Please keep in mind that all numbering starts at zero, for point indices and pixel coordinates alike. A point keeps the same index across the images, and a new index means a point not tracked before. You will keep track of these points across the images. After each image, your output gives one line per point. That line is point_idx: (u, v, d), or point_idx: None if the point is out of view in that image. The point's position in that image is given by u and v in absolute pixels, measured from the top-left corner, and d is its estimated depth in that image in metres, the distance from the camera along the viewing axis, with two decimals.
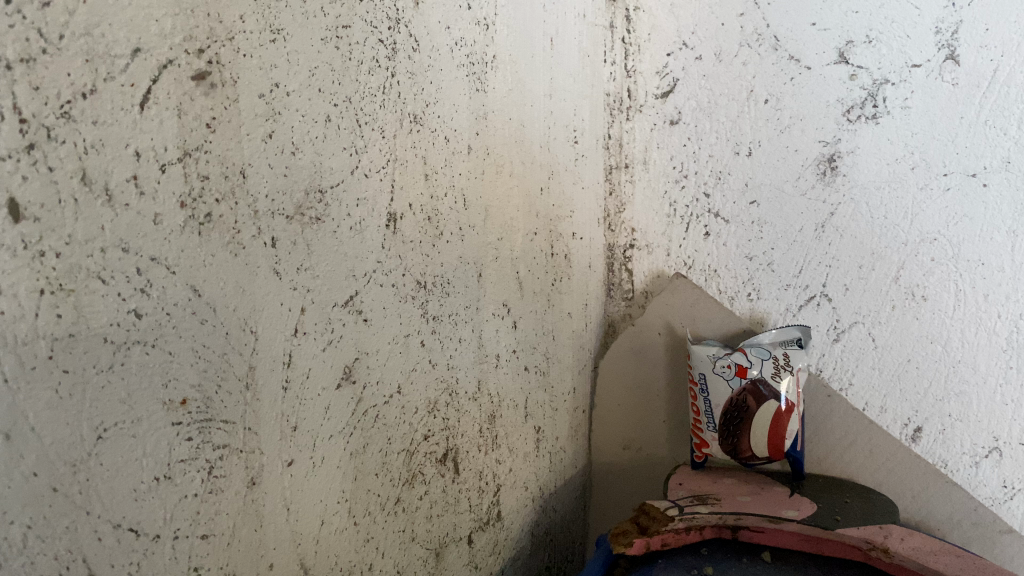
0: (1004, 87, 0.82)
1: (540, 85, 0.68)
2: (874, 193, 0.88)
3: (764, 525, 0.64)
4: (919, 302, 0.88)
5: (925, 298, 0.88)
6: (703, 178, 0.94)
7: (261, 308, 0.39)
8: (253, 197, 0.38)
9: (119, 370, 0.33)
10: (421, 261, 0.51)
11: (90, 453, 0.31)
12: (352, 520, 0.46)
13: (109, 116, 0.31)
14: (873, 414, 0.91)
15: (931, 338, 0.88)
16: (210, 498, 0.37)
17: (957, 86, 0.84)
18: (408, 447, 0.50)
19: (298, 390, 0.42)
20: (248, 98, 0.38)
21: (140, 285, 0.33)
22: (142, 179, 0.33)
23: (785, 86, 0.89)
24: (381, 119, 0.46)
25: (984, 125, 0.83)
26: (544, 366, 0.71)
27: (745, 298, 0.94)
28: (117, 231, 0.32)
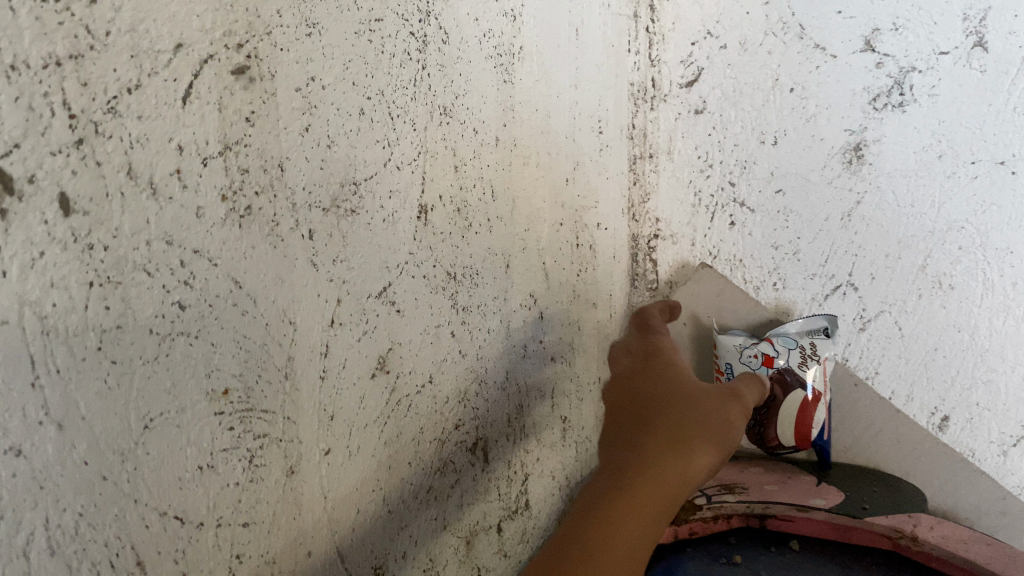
0: None
1: (564, 76, 0.68)
2: (901, 181, 0.86)
3: (793, 515, 0.61)
4: (947, 291, 0.85)
5: (952, 287, 0.85)
6: (728, 167, 0.90)
7: (301, 299, 0.40)
8: (290, 189, 0.39)
9: (164, 361, 0.33)
10: (451, 252, 0.51)
11: (137, 442, 0.32)
12: (386, 509, 0.46)
13: (154, 111, 0.32)
14: (898, 403, 0.86)
15: (959, 326, 0.85)
16: (251, 487, 0.38)
17: (986, 74, 0.83)
18: (439, 437, 0.51)
19: (335, 380, 0.42)
20: (285, 91, 0.38)
21: (184, 277, 0.34)
22: (185, 173, 0.33)
23: (811, 75, 0.87)
24: (412, 111, 0.47)
25: (1013, 111, 0.83)
26: (570, 357, 0.70)
27: (770, 288, 0.89)
28: (162, 225, 0.33)
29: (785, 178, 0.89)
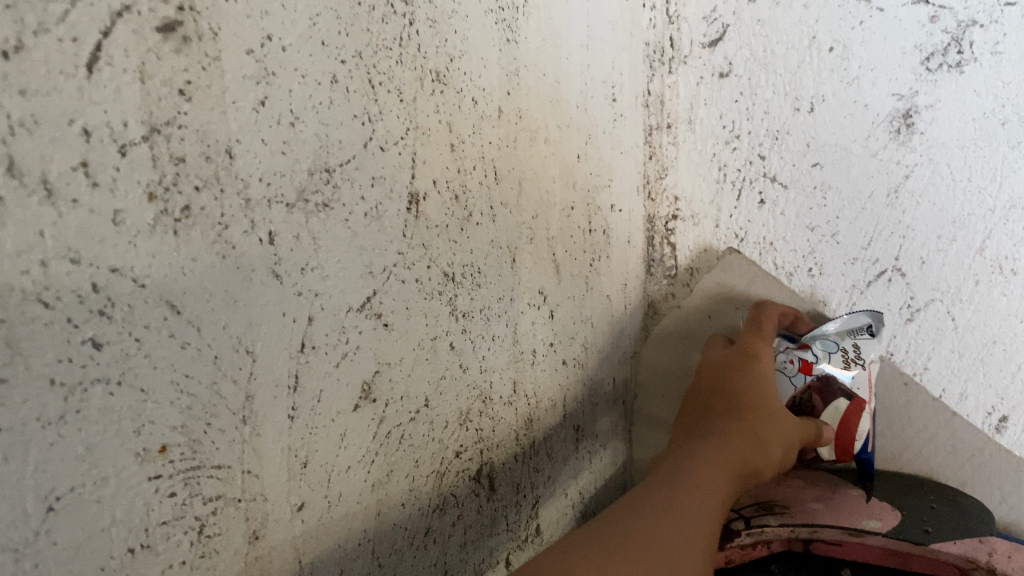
0: None
1: (576, 35, 0.60)
2: (957, 153, 0.77)
3: (844, 538, 0.71)
4: (1008, 276, 0.78)
5: (1015, 271, 0.78)
6: (759, 138, 0.86)
7: (260, 322, 0.31)
8: (242, 181, 0.30)
9: (74, 420, 0.25)
10: (448, 249, 0.43)
11: (39, 532, 0.24)
12: (376, 563, 0.39)
13: (45, 83, 0.23)
14: (952, 401, 0.84)
15: (1022, 317, 0.79)
16: (202, 564, 0.30)
17: None
18: (437, 468, 0.45)
19: (308, 418, 0.34)
20: (233, 55, 0.29)
21: (98, 306, 0.25)
22: (95, 167, 0.25)
23: (853, 31, 0.78)
24: (398, 77, 0.38)
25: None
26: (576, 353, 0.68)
27: (806, 274, 0.87)
28: (63, 238, 0.24)
29: (823, 150, 0.83)
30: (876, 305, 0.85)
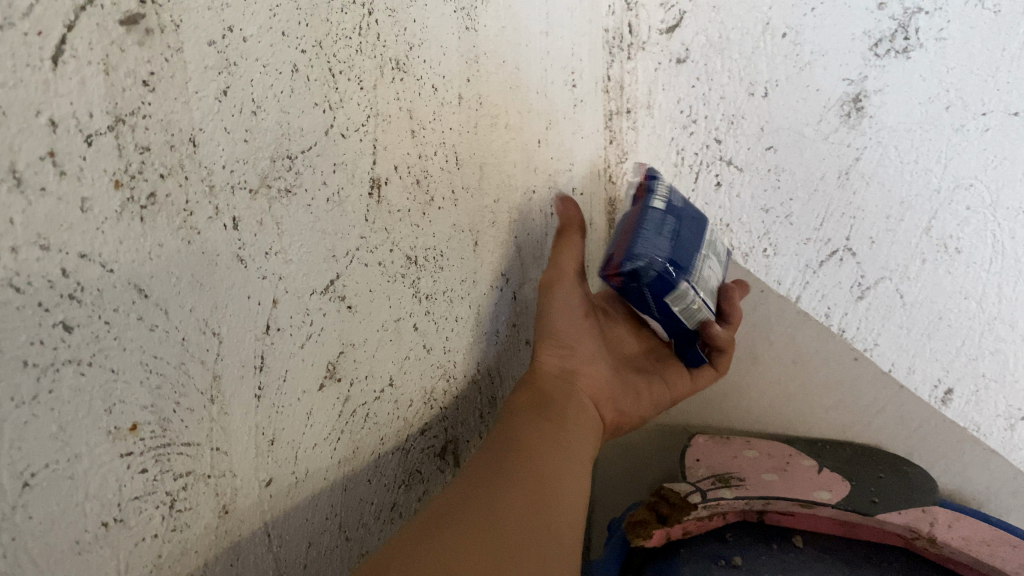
0: None
1: (536, 23, 0.62)
2: (903, 135, 0.81)
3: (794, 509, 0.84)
4: (953, 254, 0.81)
5: (959, 250, 0.81)
6: (714, 122, 0.90)
7: (226, 305, 0.32)
8: (207, 169, 0.31)
9: (47, 400, 0.26)
10: (410, 232, 0.45)
11: (16, 506, 0.25)
12: (343, 536, 0.41)
13: (11, 76, 0.24)
14: (901, 374, 0.87)
15: (966, 293, 0.82)
16: (174, 537, 0.31)
17: (1001, 15, 0.76)
18: (402, 445, 0.47)
19: (274, 397, 0.35)
20: (195, 46, 0.30)
21: (68, 290, 0.26)
22: (62, 156, 0.26)
23: (806, 18, 0.83)
24: (359, 66, 0.39)
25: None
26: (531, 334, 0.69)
27: (761, 254, 0.89)
28: (32, 225, 0.25)
29: (777, 134, 0.87)
30: (830, 283, 0.87)
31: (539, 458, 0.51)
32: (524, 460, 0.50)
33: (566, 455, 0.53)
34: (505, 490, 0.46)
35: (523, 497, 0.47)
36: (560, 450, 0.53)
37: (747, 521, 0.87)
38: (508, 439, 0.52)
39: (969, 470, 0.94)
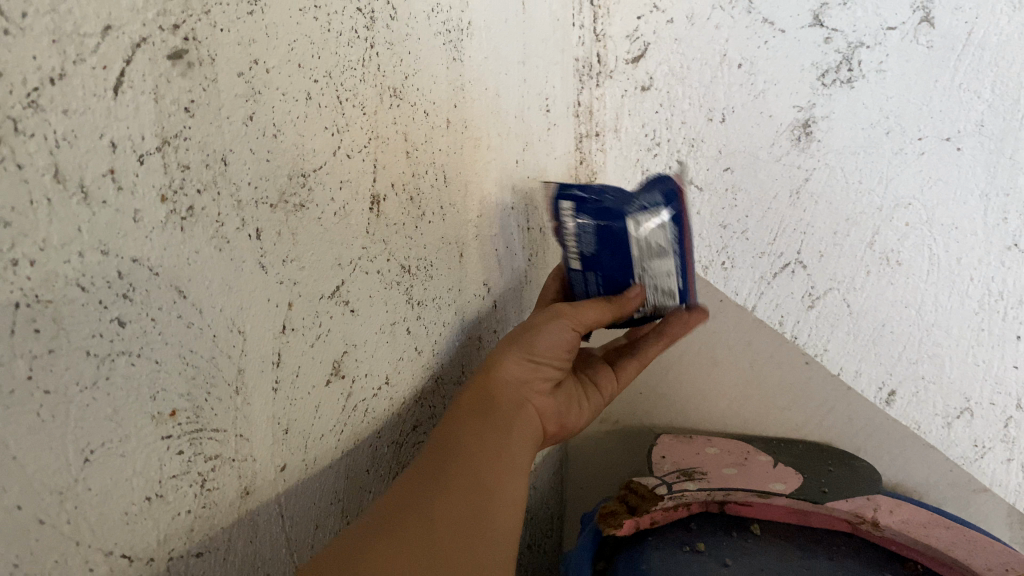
0: (979, 49, 0.81)
1: (513, 52, 0.66)
2: (849, 158, 0.89)
3: (753, 500, 0.88)
4: (895, 267, 0.90)
5: (899, 263, 0.89)
6: (677, 145, 0.97)
7: (249, 306, 0.36)
8: (235, 185, 0.35)
9: (104, 385, 0.29)
10: (404, 244, 0.49)
11: (77, 479, 0.28)
12: (346, 521, 0.47)
13: (82, 104, 0.27)
14: (849, 377, 0.96)
15: (906, 302, 0.90)
16: (204, 513, 0.35)
17: (933, 49, 0.82)
18: (397, 439, 0.52)
19: (289, 390, 0.39)
20: (227, 76, 0.34)
21: (122, 290, 0.30)
22: (120, 173, 0.29)
23: (758, 50, 0.89)
24: (361, 94, 0.43)
25: (959, 88, 0.83)
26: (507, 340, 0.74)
27: (719, 267, 0.98)
28: (96, 233, 0.28)
29: (734, 158, 0.94)
30: (783, 293, 0.96)
31: (478, 471, 0.50)
32: (460, 472, 0.50)
33: (508, 466, 0.53)
34: (432, 503, 0.47)
35: (454, 512, 0.47)
36: (501, 460, 0.53)
37: (708, 513, 0.90)
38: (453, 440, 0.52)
39: (910, 465, 1.01)
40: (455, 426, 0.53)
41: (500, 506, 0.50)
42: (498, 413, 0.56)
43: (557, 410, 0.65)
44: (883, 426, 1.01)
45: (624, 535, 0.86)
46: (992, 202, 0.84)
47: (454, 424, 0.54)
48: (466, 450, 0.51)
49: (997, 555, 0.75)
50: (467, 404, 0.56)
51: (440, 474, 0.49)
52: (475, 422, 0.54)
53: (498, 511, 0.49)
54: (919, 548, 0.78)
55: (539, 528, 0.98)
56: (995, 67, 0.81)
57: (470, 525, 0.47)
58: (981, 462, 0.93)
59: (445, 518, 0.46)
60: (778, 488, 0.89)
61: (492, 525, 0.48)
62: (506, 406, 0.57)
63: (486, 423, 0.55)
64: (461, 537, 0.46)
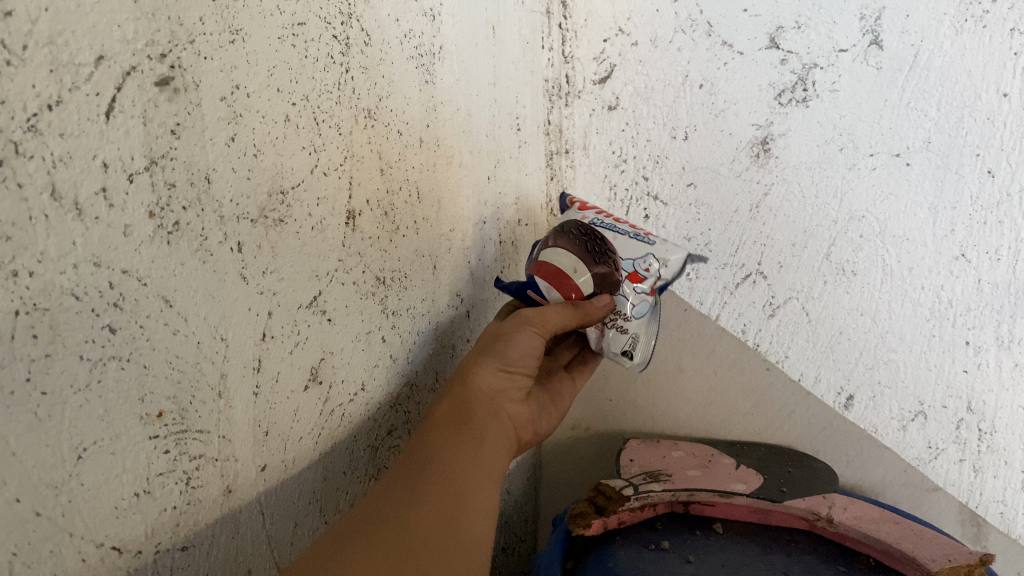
0: (923, 71, 0.87)
1: (484, 73, 0.69)
2: (805, 173, 0.94)
3: (716, 500, 0.91)
4: (850, 276, 0.94)
5: (855, 273, 0.94)
6: (642, 162, 1.02)
7: (231, 315, 0.39)
8: (218, 202, 0.37)
9: (97, 387, 0.31)
10: (379, 256, 0.52)
11: (71, 474, 0.30)
12: (323, 519, 0.50)
13: (76, 128, 0.29)
14: (808, 383, 1.00)
15: (862, 310, 0.95)
16: (189, 509, 0.37)
17: (882, 70, 0.88)
18: (372, 443, 0.55)
19: (269, 394, 0.42)
20: (210, 101, 0.36)
21: (113, 299, 0.32)
22: (111, 191, 0.31)
23: (719, 71, 0.95)
24: (337, 115, 0.46)
25: (907, 107, 0.89)
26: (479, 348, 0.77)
27: (684, 278, 1.02)
28: (90, 245, 0.30)
29: (695, 173, 0.99)
30: (745, 304, 1.00)
31: (451, 475, 0.53)
32: (435, 480, 0.52)
33: (480, 473, 0.56)
34: (407, 509, 0.49)
35: (428, 517, 0.50)
36: (475, 466, 0.56)
37: (674, 513, 0.92)
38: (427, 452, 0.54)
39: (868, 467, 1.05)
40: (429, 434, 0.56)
41: (473, 510, 0.53)
42: (473, 420, 0.59)
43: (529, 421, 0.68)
44: (841, 429, 1.03)
45: (593, 535, 0.88)
46: (940, 215, 0.90)
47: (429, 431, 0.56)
48: (440, 459, 0.54)
49: (943, 547, 0.79)
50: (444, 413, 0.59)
51: (416, 481, 0.52)
52: (452, 431, 0.57)
53: (470, 517, 0.52)
54: (871, 543, 0.83)
55: (514, 533, 1.01)
56: (939, 88, 0.87)
57: (443, 531, 0.50)
58: (935, 462, 0.97)
59: (419, 523, 0.49)
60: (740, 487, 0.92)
61: (465, 529, 0.51)
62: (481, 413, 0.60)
63: (462, 431, 0.57)
64: (436, 543, 0.49)
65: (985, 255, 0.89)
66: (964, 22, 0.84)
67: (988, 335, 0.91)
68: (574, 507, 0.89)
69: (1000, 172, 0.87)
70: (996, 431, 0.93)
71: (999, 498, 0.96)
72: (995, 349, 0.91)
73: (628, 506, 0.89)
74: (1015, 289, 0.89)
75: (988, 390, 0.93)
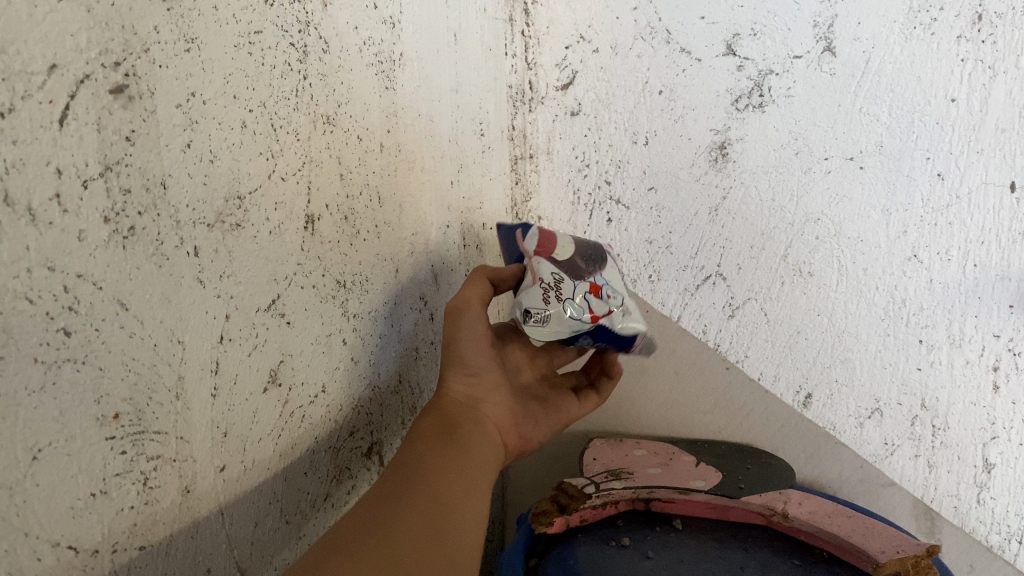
0: (875, 76, 0.92)
1: (446, 81, 0.70)
2: (761, 177, 0.99)
3: (676, 496, 0.92)
4: (806, 277, 1.00)
5: (811, 274, 1.00)
6: (604, 167, 1.04)
7: (188, 318, 0.39)
8: (174, 207, 0.38)
9: (50, 389, 0.32)
10: (338, 260, 0.53)
11: (25, 475, 0.31)
12: (284, 519, 0.51)
13: (29, 135, 0.30)
14: (767, 381, 1.05)
15: (819, 311, 1.00)
16: (146, 509, 0.38)
17: (835, 75, 0.94)
18: (333, 444, 0.56)
19: (227, 396, 0.43)
20: (165, 108, 0.37)
21: (67, 303, 0.32)
22: (65, 197, 0.32)
23: (677, 78, 0.99)
24: (295, 122, 0.47)
25: (859, 111, 0.94)
26: (443, 350, 0.79)
27: (647, 280, 1.05)
28: (43, 250, 0.31)
29: (657, 176, 1.02)
30: (706, 304, 1.04)
31: (438, 482, 0.53)
32: (423, 488, 0.52)
33: (466, 480, 0.56)
34: (396, 514, 0.49)
35: (420, 524, 0.49)
36: (461, 474, 0.56)
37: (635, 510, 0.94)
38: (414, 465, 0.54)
39: (824, 463, 1.10)
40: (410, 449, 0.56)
41: (464, 515, 0.52)
42: (452, 431, 0.59)
43: (514, 429, 0.68)
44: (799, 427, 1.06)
45: (556, 533, 0.89)
46: (892, 216, 0.96)
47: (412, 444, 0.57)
48: (425, 468, 0.54)
49: (889, 539, 0.81)
50: (424, 430, 0.59)
51: (404, 491, 0.51)
52: (433, 443, 0.57)
53: (460, 520, 0.52)
54: (822, 535, 0.85)
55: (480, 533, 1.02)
56: (891, 92, 0.92)
57: (435, 534, 0.49)
58: (891, 458, 1.03)
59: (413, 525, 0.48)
60: (700, 483, 0.94)
61: (455, 532, 0.51)
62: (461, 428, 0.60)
63: (442, 443, 0.57)
64: (431, 545, 0.48)
65: (936, 255, 0.95)
66: (914, 29, 0.90)
67: (940, 333, 0.98)
68: (537, 505, 0.90)
69: (950, 174, 0.93)
70: (948, 427, 1.00)
71: (953, 492, 1.02)
72: (947, 347, 0.98)
73: (589, 502, 0.90)
74: (964, 286, 0.96)
75: (941, 387, 0.99)
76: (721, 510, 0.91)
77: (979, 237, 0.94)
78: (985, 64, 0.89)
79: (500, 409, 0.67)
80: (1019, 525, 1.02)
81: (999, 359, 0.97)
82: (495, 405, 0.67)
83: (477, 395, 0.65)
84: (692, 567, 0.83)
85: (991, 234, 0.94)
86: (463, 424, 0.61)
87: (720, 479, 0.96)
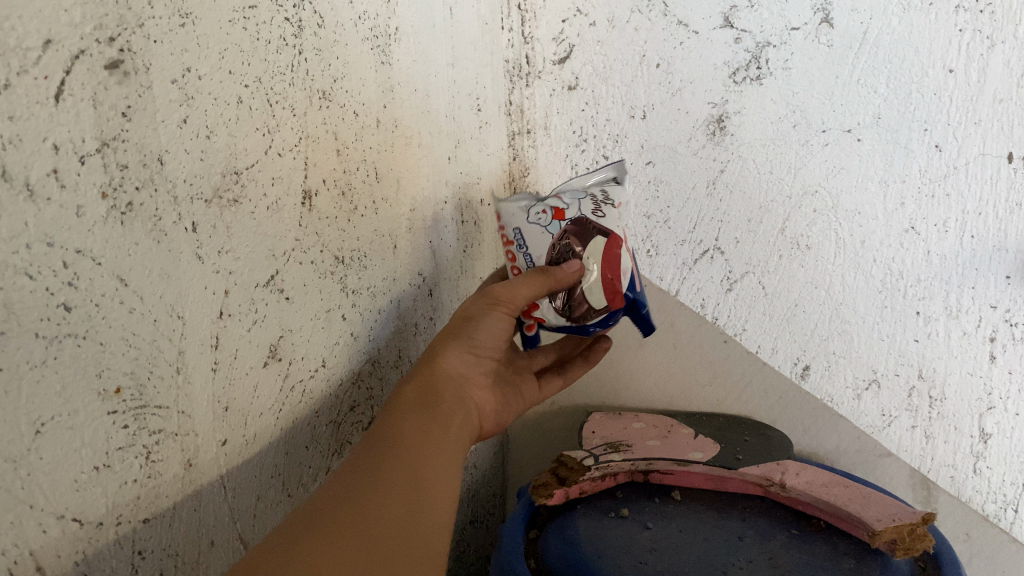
0: (874, 48, 0.91)
1: (442, 55, 0.70)
2: (759, 150, 0.99)
3: (674, 469, 0.94)
4: (804, 250, 1.01)
5: (809, 247, 1.01)
6: (602, 141, 1.05)
7: (187, 293, 0.39)
8: (171, 182, 0.38)
9: (53, 363, 0.32)
10: (337, 235, 0.53)
11: (30, 448, 0.31)
12: (286, 493, 0.51)
13: (26, 111, 0.30)
14: (766, 354, 1.07)
15: (815, 283, 1.02)
16: (149, 482, 0.38)
17: (833, 48, 0.93)
18: (334, 418, 0.57)
19: (227, 371, 0.43)
20: (161, 84, 0.37)
21: (67, 278, 0.32)
22: (62, 172, 0.32)
23: (675, 50, 0.98)
24: (291, 97, 0.47)
25: (857, 84, 0.93)
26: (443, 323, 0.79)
27: (645, 254, 1.08)
28: (42, 225, 0.31)
29: (654, 151, 1.03)
30: (703, 278, 1.06)
31: (416, 465, 0.53)
32: (402, 464, 0.52)
33: (447, 462, 0.56)
34: (373, 499, 0.48)
35: (392, 502, 0.49)
36: (440, 457, 0.56)
37: (634, 481, 0.95)
38: (398, 438, 0.54)
39: (821, 434, 1.11)
40: (397, 421, 0.55)
41: (436, 492, 0.53)
42: (437, 409, 0.59)
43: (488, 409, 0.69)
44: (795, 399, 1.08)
45: (556, 504, 0.90)
46: (890, 188, 0.96)
47: (399, 413, 0.57)
48: (409, 445, 0.54)
49: (887, 508, 0.82)
50: (410, 396, 0.59)
51: (379, 470, 0.50)
52: (420, 416, 0.57)
53: (434, 502, 0.52)
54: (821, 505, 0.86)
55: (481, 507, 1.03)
56: (890, 64, 0.92)
57: (408, 515, 0.49)
58: (888, 429, 1.06)
59: (386, 504, 0.48)
60: (697, 455, 0.96)
61: (426, 525, 0.50)
62: (444, 404, 0.60)
63: (427, 418, 0.57)
64: (400, 536, 0.48)
65: (933, 227, 0.96)
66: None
67: (937, 304, 0.99)
68: (537, 478, 0.90)
69: (947, 146, 0.93)
70: (945, 398, 1.02)
71: (950, 462, 1.05)
72: (943, 318, 0.99)
73: (589, 474, 0.91)
74: (962, 258, 0.96)
75: (939, 358, 1.01)
76: (720, 482, 0.93)
77: (976, 209, 0.94)
78: (983, 34, 0.88)
79: (480, 389, 0.67)
80: (1016, 493, 1.04)
81: (995, 330, 0.98)
82: (477, 382, 0.67)
83: (466, 372, 0.65)
84: (691, 537, 0.84)
85: (988, 205, 0.94)
86: (447, 401, 0.61)
87: (717, 450, 0.97)
